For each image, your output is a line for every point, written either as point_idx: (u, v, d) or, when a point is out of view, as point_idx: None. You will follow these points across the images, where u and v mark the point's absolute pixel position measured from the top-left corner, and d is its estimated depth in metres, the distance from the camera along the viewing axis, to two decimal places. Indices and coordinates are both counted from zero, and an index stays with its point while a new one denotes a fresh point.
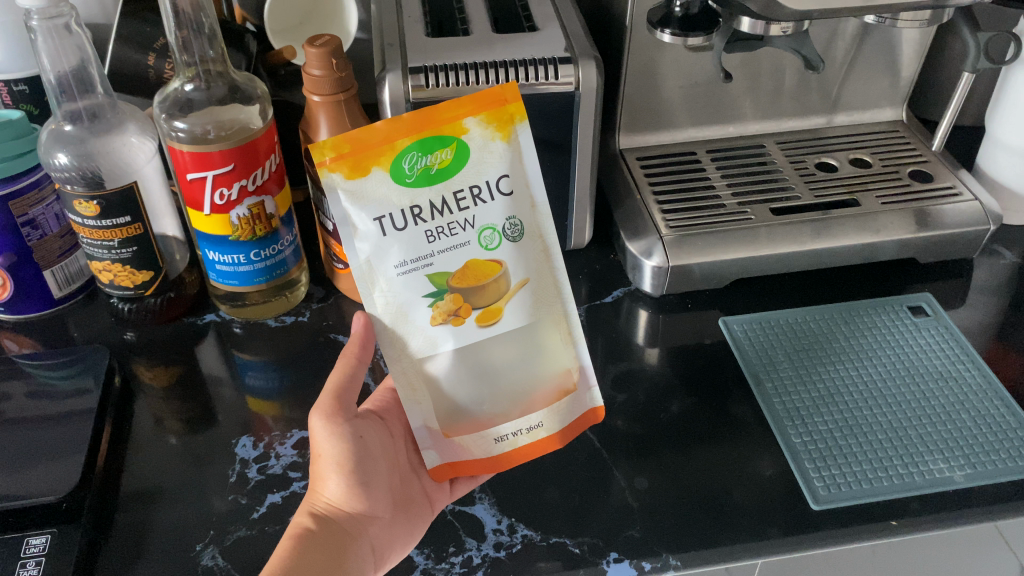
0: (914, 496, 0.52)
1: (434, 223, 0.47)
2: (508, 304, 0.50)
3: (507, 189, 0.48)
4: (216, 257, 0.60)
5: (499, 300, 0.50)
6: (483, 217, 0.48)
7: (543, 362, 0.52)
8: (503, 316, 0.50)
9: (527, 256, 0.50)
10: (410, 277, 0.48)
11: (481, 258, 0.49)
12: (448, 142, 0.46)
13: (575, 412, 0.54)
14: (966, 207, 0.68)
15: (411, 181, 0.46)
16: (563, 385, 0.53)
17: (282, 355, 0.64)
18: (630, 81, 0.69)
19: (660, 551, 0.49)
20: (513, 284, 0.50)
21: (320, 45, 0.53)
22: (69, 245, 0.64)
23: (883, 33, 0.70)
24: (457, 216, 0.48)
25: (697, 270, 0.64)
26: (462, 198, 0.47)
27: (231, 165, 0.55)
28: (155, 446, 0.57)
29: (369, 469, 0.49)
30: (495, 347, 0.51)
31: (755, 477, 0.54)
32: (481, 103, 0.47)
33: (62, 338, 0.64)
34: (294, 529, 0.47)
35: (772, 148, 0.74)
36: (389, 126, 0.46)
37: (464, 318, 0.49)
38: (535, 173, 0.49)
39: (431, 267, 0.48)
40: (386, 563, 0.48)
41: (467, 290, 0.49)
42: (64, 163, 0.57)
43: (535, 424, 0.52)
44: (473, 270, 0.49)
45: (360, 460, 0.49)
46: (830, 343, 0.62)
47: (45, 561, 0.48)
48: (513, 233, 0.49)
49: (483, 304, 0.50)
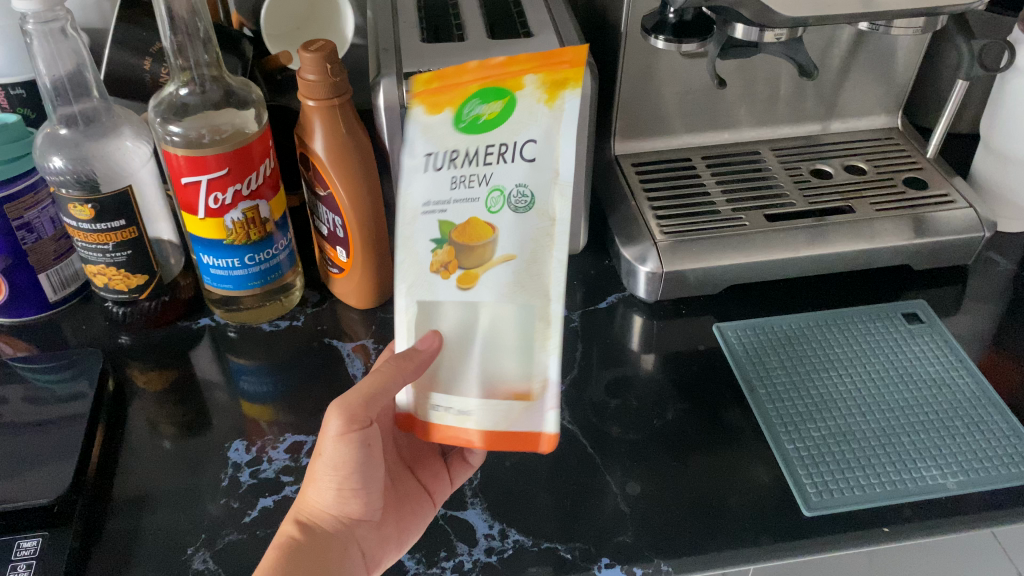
0: (906, 503, 0.52)
1: (462, 170, 0.45)
2: (487, 275, 0.44)
3: (531, 155, 0.44)
4: (211, 261, 0.60)
5: (481, 267, 0.44)
6: (500, 175, 0.44)
7: (506, 350, 0.44)
8: (480, 286, 0.44)
9: (529, 233, 0.43)
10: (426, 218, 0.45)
11: (483, 219, 0.44)
12: (503, 95, 0.45)
13: (521, 425, 0.45)
14: (960, 214, 0.68)
15: (462, 127, 0.45)
16: (516, 389, 0.44)
17: (276, 359, 0.64)
18: (626, 88, 0.69)
19: (652, 556, 0.49)
20: (498, 255, 0.44)
21: (315, 50, 0.53)
22: (64, 249, 0.64)
23: (879, 41, 0.70)
24: (479, 169, 0.44)
25: (691, 276, 0.64)
26: (490, 152, 0.44)
27: (226, 169, 0.55)
28: (148, 449, 0.57)
29: (366, 475, 0.48)
30: (459, 319, 0.45)
31: (749, 484, 0.54)
32: (547, 64, 0.45)
33: (56, 342, 0.64)
34: (280, 540, 0.47)
35: (767, 154, 0.74)
36: (478, 69, 0.46)
37: (450, 275, 0.45)
38: (570, 152, 0.43)
39: (442, 213, 0.45)
40: (378, 567, 0.48)
41: (461, 248, 0.44)
42: (59, 167, 0.58)
43: (465, 410, 0.45)
44: (474, 229, 0.44)
45: (359, 466, 0.48)
46: (824, 349, 0.62)
47: (35, 564, 0.48)
48: (520, 203, 0.44)
49: (467, 266, 0.44)
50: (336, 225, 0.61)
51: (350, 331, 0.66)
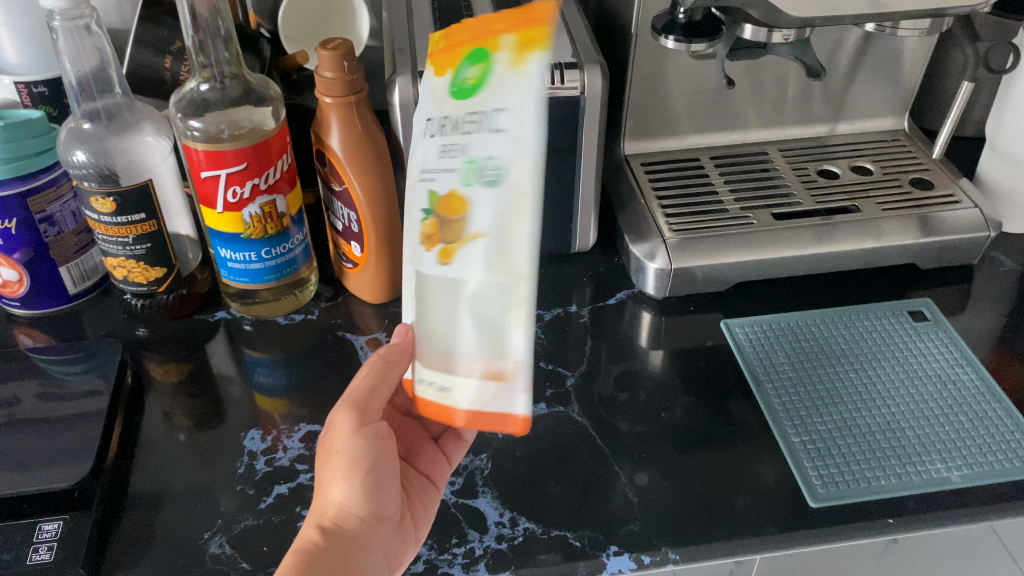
0: (911, 495, 0.53)
1: (450, 139, 0.45)
2: (461, 250, 0.43)
3: (501, 125, 0.42)
4: (228, 254, 0.61)
5: (457, 242, 0.43)
6: (475, 148, 0.43)
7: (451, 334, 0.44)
8: (458, 261, 0.43)
9: (496, 207, 0.42)
10: (419, 189, 0.46)
11: (459, 192, 0.43)
12: (483, 58, 0.45)
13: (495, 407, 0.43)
14: (966, 214, 0.68)
15: (456, 92, 0.46)
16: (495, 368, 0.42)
17: (291, 352, 0.65)
18: (636, 88, 0.70)
19: (660, 544, 0.50)
20: (471, 231, 0.42)
21: (332, 48, 0.55)
22: (85, 242, 0.65)
23: (885, 43, 0.71)
24: (460, 139, 0.44)
25: (699, 273, 0.65)
26: (467, 122, 0.44)
27: (244, 163, 0.56)
28: (165, 439, 0.58)
29: (381, 471, 0.48)
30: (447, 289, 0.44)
31: (754, 475, 0.55)
32: (517, 20, 0.45)
33: (75, 334, 0.66)
34: (301, 544, 0.45)
35: (775, 155, 0.75)
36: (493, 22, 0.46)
37: (432, 246, 0.44)
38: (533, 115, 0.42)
39: (433, 183, 0.45)
40: (398, 566, 0.48)
41: (443, 220, 0.44)
42: (83, 161, 0.59)
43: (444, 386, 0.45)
44: (452, 202, 0.43)
45: (373, 463, 0.47)
46: (830, 346, 0.63)
47: (56, 545, 0.49)
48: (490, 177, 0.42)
49: (448, 240, 0.43)
50: (350, 220, 0.62)
51: (363, 324, 0.67)
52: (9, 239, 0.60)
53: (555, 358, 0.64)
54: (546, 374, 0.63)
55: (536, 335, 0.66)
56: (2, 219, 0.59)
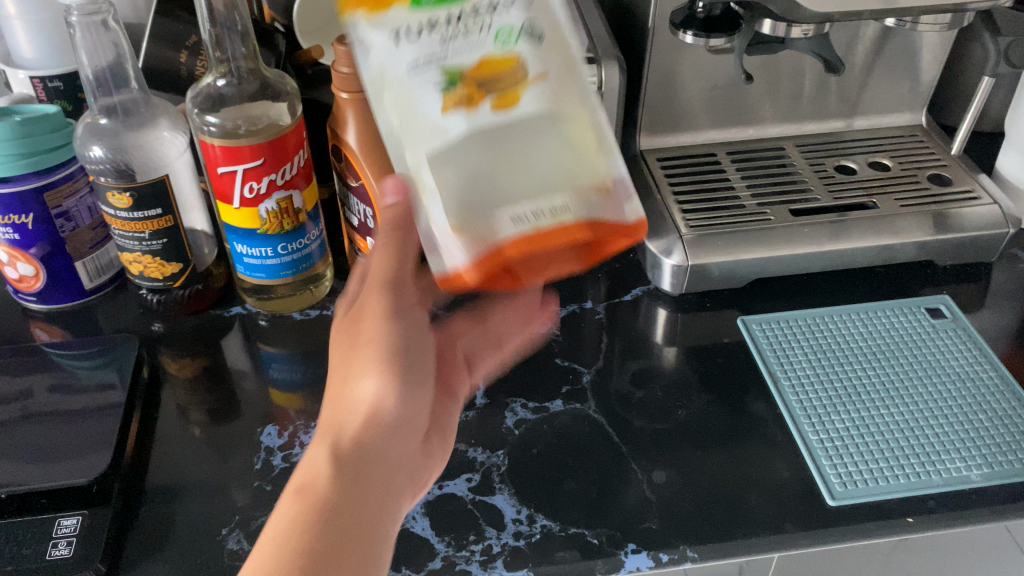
0: (931, 494, 0.52)
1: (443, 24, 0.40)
2: (527, 93, 0.40)
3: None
4: (244, 250, 0.61)
5: (516, 88, 0.40)
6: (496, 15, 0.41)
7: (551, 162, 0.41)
8: (520, 106, 0.40)
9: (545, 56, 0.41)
10: (420, 75, 0.40)
11: (494, 55, 0.40)
12: None
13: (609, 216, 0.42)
14: (985, 211, 0.68)
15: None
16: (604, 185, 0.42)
17: (306, 348, 0.65)
18: (652, 83, 0.69)
19: (678, 542, 0.50)
20: (531, 74, 0.41)
21: (350, 43, 0.54)
22: (101, 237, 0.65)
23: (904, 38, 0.70)
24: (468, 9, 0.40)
25: (716, 270, 0.65)
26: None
27: (261, 159, 0.56)
28: (181, 434, 0.58)
29: (410, 368, 0.47)
30: (515, 138, 0.40)
31: (771, 474, 0.54)
32: None
33: (90, 328, 0.66)
34: (318, 463, 0.43)
35: (792, 150, 0.74)
36: None
37: (478, 106, 0.40)
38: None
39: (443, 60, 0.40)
40: (415, 485, 0.48)
41: (485, 83, 0.40)
42: (99, 156, 0.59)
43: (557, 202, 0.40)
44: (485, 68, 0.40)
45: (406, 356, 0.46)
46: (848, 343, 0.63)
47: (76, 540, 0.49)
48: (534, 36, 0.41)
49: (498, 92, 0.40)
50: (366, 216, 0.62)
51: None
52: (25, 234, 0.60)
53: (570, 354, 0.64)
54: (562, 371, 0.63)
55: (552, 331, 0.66)
56: (18, 213, 0.59)
